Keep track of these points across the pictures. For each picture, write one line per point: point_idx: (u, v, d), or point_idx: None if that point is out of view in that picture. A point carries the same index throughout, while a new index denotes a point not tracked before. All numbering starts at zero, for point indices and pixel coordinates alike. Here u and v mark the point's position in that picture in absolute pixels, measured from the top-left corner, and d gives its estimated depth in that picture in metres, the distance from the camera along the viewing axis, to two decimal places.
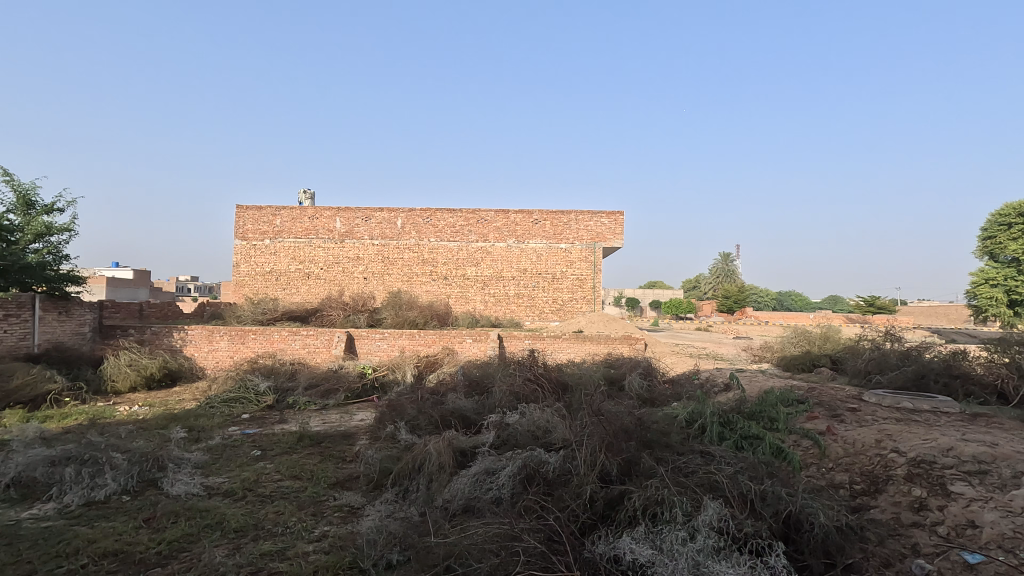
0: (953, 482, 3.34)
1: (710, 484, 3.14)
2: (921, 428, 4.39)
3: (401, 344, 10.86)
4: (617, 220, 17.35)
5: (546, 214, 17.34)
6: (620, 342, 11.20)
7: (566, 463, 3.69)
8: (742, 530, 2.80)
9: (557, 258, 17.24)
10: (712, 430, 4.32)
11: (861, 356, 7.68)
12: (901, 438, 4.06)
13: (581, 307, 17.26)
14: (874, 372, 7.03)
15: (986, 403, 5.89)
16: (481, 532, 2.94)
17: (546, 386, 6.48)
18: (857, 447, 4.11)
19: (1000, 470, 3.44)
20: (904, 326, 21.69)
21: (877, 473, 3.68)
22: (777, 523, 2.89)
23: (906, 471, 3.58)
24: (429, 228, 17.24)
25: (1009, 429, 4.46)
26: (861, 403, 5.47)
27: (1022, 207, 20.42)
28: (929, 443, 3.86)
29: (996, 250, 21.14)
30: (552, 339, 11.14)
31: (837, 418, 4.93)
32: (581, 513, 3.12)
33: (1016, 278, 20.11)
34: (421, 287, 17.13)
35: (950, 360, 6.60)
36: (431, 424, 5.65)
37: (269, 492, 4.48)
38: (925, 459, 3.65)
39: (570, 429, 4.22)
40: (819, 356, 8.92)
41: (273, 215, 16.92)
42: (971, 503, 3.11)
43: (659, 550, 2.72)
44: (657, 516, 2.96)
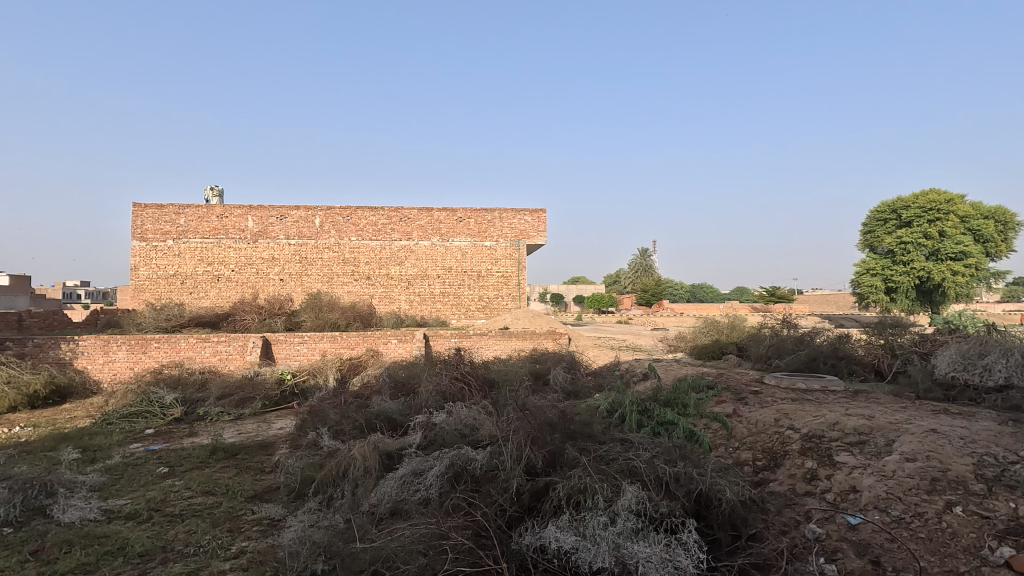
0: (839, 453, 3.72)
1: (629, 470, 3.30)
2: (812, 406, 4.84)
3: (322, 347, 10.48)
4: (540, 217, 17.65)
5: (470, 212, 17.32)
6: (544, 337, 11.42)
7: (493, 459, 3.73)
8: (658, 510, 2.95)
9: (481, 255, 17.29)
10: (632, 418, 4.53)
11: (763, 342, 8.34)
12: (796, 416, 4.46)
13: (506, 304, 17.46)
14: (774, 356, 7.68)
15: (866, 380, 6.63)
16: (409, 533, 2.92)
17: (473, 384, 6.52)
18: (758, 426, 4.47)
19: (876, 439, 3.85)
20: (802, 319, 23.38)
21: (776, 449, 4.02)
22: (689, 501, 3.08)
23: (800, 445, 3.94)
24: (349, 227, 16.72)
25: (883, 402, 5.04)
26: (761, 386, 5.94)
27: (893, 204, 22.93)
28: (819, 419, 4.26)
29: (874, 243, 23.53)
30: (478, 336, 11.16)
31: (741, 401, 5.32)
32: (508, 507, 3.18)
33: (890, 267, 22.49)
34: (342, 287, 16.59)
35: (836, 343, 7.31)
36: (355, 429, 5.51)
37: (179, 510, 4.20)
38: (816, 434, 4.03)
39: (496, 425, 4.25)
40: (727, 344, 9.58)
41: (177, 214, 15.75)
42: (853, 470, 3.47)
43: (582, 536, 2.83)
44: (581, 504, 3.06)
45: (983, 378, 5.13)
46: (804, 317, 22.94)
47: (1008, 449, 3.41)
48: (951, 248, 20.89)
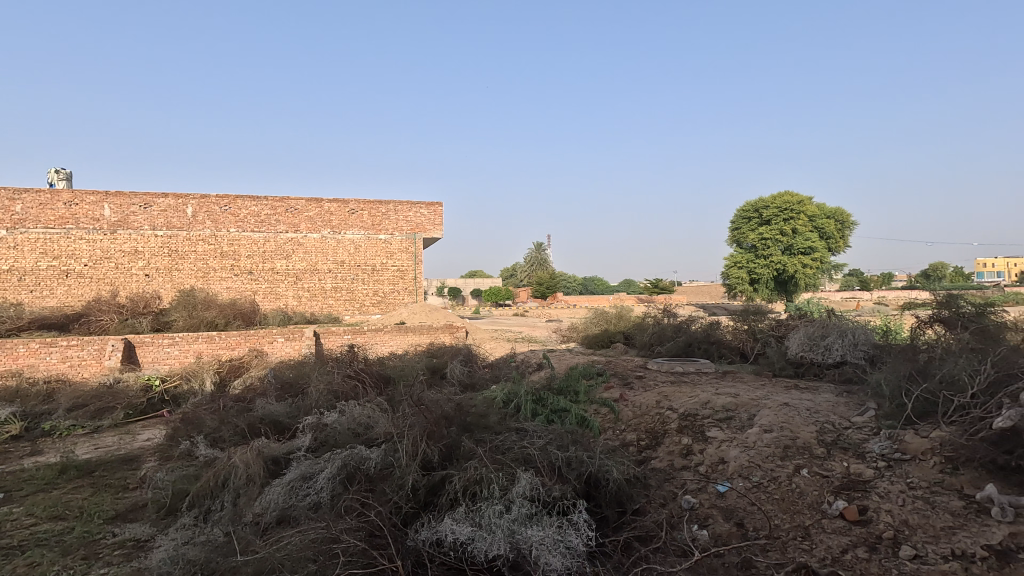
0: (710, 429, 4.09)
1: (524, 457, 3.38)
2: (688, 387, 5.27)
3: (197, 348, 9.60)
4: (437, 211, 17.43)
5: (362, 204, 16.69)
6: (441, 331, 11.34)
7: (389, 457, 3.65)
8: (551, 495, 3.06)
9: (376, 248, 16.76)
10: (527, 408, 4.65)
11: (646, 330, 8.94)
12: (674, 397, 4.84)
13: (402, 299, 17.09)
14: (656, 343, 8.26)
15: (733, 362, 7.37)
16: (297, 540, 2.78)
17: (367, 381, 6.32)
18: (642, 409, 4.78)
19: (740, 414, 4.29)
20: (681, 308, 25.36)
21: (657, 429, 4.34)
22: (580, 484, 3.23)
23: (677, 424, 4.28)
24: (228, 218, 15.41)
25: (747, 381, 5.63)
26: (645, 371, 6.38)
27: (755, 204, 25.62)
28: (694, 399, 4.66)
29: (740, 239, 26.13)
30: (372, 332, 10.82)
31: (627, 386, 5.67)
32: (403, 504, 3.13)
33: (752, 260, 25.10)
34: (220, 283, 15.30)
35: (709, 329, 8.03)
36: (236, 435, 5.11)
37: (17, 542, 3.64)
38: (691, 413, 4.40)
39: (391, 422, 4.15)
40: (615, 333, 10.14)
41: (10, 200, 13.56)
42: (721, 443, 3.83)
43: (477, 526, 2.86)
44: (477, 494, 3.10)
45: (824, 356, 5.91)
46: (683, 307, 24.88)
47: (843, 416, 3.96)
48: (802, 244, 23.75)
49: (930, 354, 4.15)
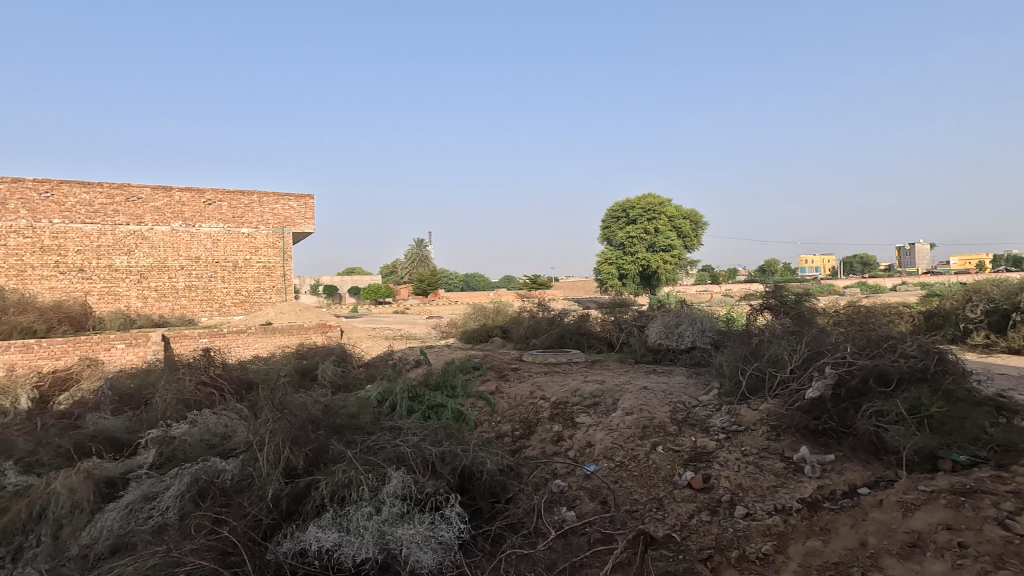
0: (579, 415, 4.31)
1: (396, 456, 3.30)
2: (560, 376, 5.51)
3: (8, 360, 8.14)
4: (307, 204, 16.39)
5: (221, 194, 15.18)
6: (313, 331, 10.72)
7: (247, 468, 3.36)
8: (423, 491, 3.01)
9: (237, 243, 15.37)
10: (402, 406, 4.56)
11: (522, 323, 9.19)
12: (546, 387, 5.03)
13: (269, 298, 15.88)
14: (531, 337, 8.54)
15: (601, 351, 7.84)
16: (133, 569, 2.46)
17: (225, 387, 5.78)
18: (517, 400, 4.91)
19: (606, 399, 4.56)
20: (556, 302, 26.43)
21: (530, 418, 4.48)
22: (453, 477, 3.23)
23: (549, 412, 4.45)
24: (49, 206, 13.22)
25: (612, 368, 6.02)
26: (520, 363, 6.56)
27: (622, 205, 27.46)
28: (564, 387, 4.88)
29: (610, 237, 27.80)
30: (233, 335, 9.93)
31: (503, 378, 5.78)
32: (263, 516, 2.91)
33: (621, 257, 26.89)
34: (41, 283, 13.23)
35: (579, 321, 8.47)
36: (58, 457, 4.39)
37: None
38: (562, 401, 4.60)
39: (252, 429, 3.83)
40: (493, 327, 10.30)
41: None
42: (588, 427, 4.05)
43: (345, 531, 2.74)
44: (346, 498, 2.97)
45: (677, 342, 6.50)
46: (558, 301, 25.93)
47: (691, 396, 4.38)
48: (663, 242, 25.93)
49: (761, 337, 4.73)
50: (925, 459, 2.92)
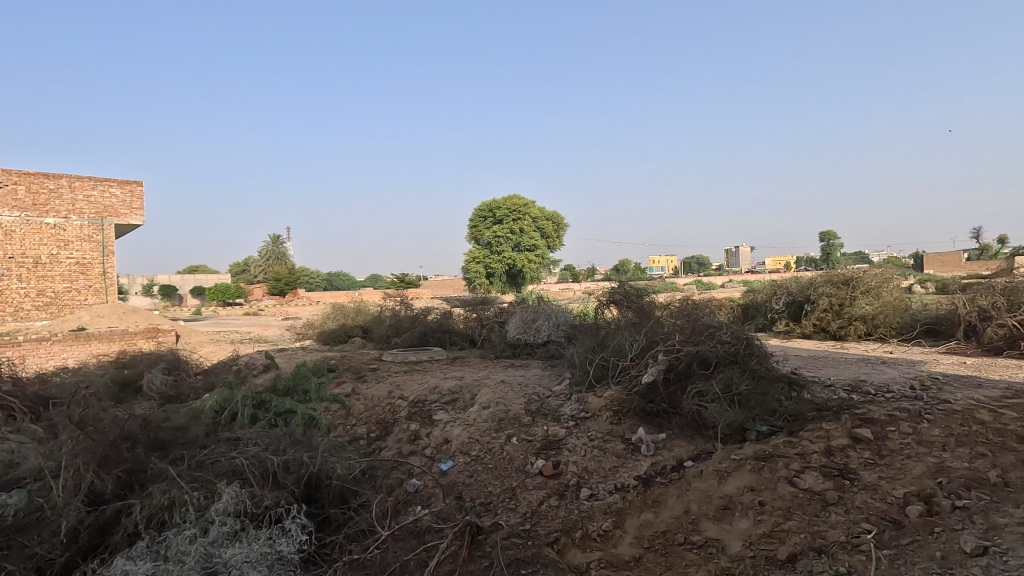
0: (437, 412, 4.27)
1: (230, 470, 2.99)
2: (420, 375, 5.43)
3: None
4: (134, 192, 14.33)
5: (17, 176, 12.71)
6: (140, 337, 9.41)
7: (37, 499, 2.83)
8: (261, 505, 2.76)
9: (39, 236, 12.99)
10: (244, 414, 4.16)
11: (384, 323, 8.92)
12: (405, 386, 4.92)
13: (83, 300, 13.64)
14: (393, 336, 8.33)
15: (463, 348, 7.90)
16: None
17: (14, 406, 4.81)
18: (374, 400, 4.73)
19: (465, 395, 4.58)
20: (423, 300, 26.74)
21: (387, 418, 4.34)
22: (298, 487, 3.01)
23: (407, 412, 4.35)
24: None
25: (473, 364, 6.08)
26: (379, 363, 6.35)
27: (490, 205, 27.94)
28: (423, 385, 4.82)
29: (478, 236, 28.09)
30: (31, 343, 8.36)
31: (360, 379, 5.54)
32: (55, 554, 2.45)
33: (488, 256, 27.31)
34: None
35: (443, 319, 8.43)
36: None
37: None
38: (420, 399, 4.53)
39: (46, 453, 3.23)
40: (353, 327, 9.87)
41: None
42: (446, 424, 4.03)
43: (162, 559, 2.41)
44: (165, 522, 2.62)
45: (535, 337, 6.77)
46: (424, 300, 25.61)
47: (545, 387, 4.58)
48: (528, 242, 26.86)
49: (608, 330, 5.09)
50: (736, 431, 3.33)
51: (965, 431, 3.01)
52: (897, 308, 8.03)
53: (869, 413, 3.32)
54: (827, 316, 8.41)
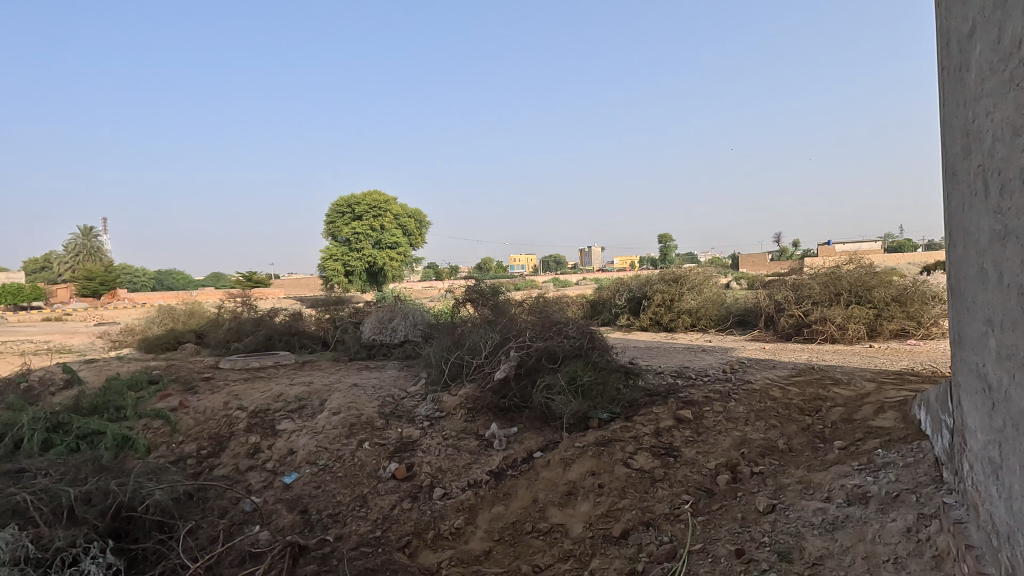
0: (281, 422, 3.96)
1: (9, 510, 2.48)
2: (262, 382, 4.99)
3: None
4: None
5: None
6: None
7: None
8: (50, 548, 2.33)
9: None
10: (33, 441, 3.48)
11: (222, 326, 8.06)
12: (244, 396, 4.49)
13: None
14: (232, 340, 7.57)
15: (314, 351, 7.44)
16: None
17: None
18: (206, 413, 4.24)
19: (313, 401, 4.31)
20: (267, 300, 23.85)
21: (223, 433, 3.93)
22: (103, 521, 2.59)
23: (245, 424, 3.97)
24: None
25: (324, 368, 5.75)
26: (214, 371, 5.73)
27: (348, 200, 26.63)
28: (265, 394, 4.44)
29: (335, 232, 26.55)
30: None
31: (190, 390, 4.92)
32: None
33: (347, 253, 25.99)
34: None
35: (291, 320, 7.86)
36: None
37: None
38: (262, 409, 4.17)
39: None
40: (184, 333, 8.77)
41: None
42: (291, 434, 3.74)
43: None
44: None
45: (391, 337, 6.60)
46: (265, 299, 24.03)
47: (400, 388, 4.48)
48: (389, 240, 26.16)
49: (463, 328, 5.14)
50: (580, 420, 3.56)
51: (761, 407, 3.54)
52: (715, 303, 9.21)
53: (690, 396, 3.75)
54: (661, 311, 9.36)
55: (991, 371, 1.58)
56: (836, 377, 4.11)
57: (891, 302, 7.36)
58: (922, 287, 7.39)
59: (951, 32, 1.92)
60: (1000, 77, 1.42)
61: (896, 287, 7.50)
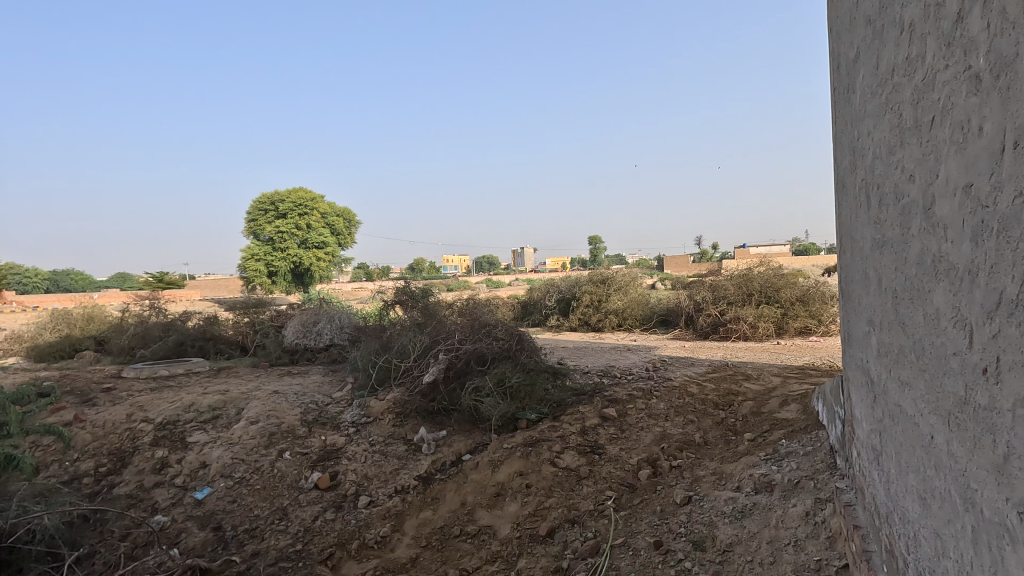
0: (192, 433, 3.71)
1: None
2: (171, 392, 4.66)
3: None
4: None
5: None
6: None
7: None
8: None
9: None
10: None
11: (126, 332, 7.44)
12: (151, 407, 4.17)
13: None
14: (139, 347, 7.02)
15: (231, 356, 7.04)
16: None
17: None
18: (106, 427, 3.90)
19: (229, 410, 4.07)
20: (177, 304, 22.98)
21: (125, 448, 3.63)
22: None
23: (152, 437, 3.69)
24: None
25: (241, 375, 5.45)
26: (117, 381, 5.28)
27: (272, 197, 25.37)
28: (175, 404, 4.14)
29: (258, 231, 25.22)
30: None
31: (87, 403, 4.51)
32: None
33: (271, 253, 24.77)
34: None
35: (206, 325, 7.39)
36: None
37: None
38: (171, 420, 3.89)
39: None
40: (81, 339, 8.03)
41: None
42: (203, 446, 3.52)
43: None
44: None
45: (316, 341, 6.36)
46: (174, 302, 23.00)
47: (325, 394, 4.33)
48: (317, 240, 25.21)
49: (391, 331, 5.04)
50: (509, 421, 3.58)
51: (679, 403, 3.72)
52: (640, 303, 9.57)
53: (615, 394, 3.88)
54: (589, 311, 9.61)
55: (872, 366, 1.74)
56: (746, 373, 4.40)
57: (796, 302, 7.95)
58: (822, 288, 8.04)
59: (841, 56, 2.10)
60: (878, 100, 1.57)
61: (801, 288, 8.11)
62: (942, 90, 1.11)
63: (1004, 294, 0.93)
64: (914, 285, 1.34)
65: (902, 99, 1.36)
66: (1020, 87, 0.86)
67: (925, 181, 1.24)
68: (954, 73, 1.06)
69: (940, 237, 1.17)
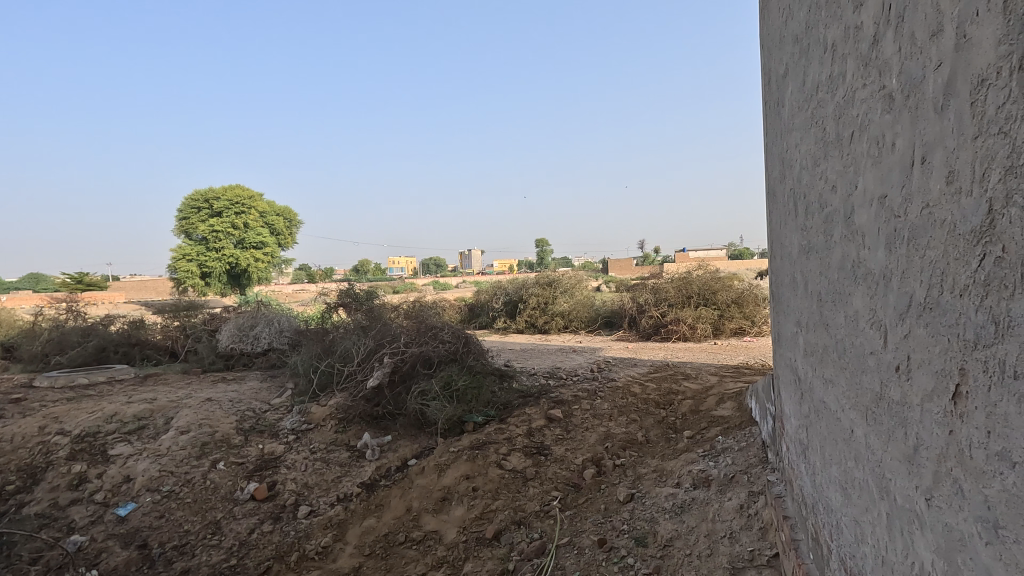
0: (114, 446, 3.46)
1: None
2: (90, 401, 4.34)
3: None
4: None
5: None
6: None
7: None
8: None
9: None
10: None
11: (38, 337, 6.87)
12: (67, 418, 3.87)
13: None
14: (53, 353, 6.49)
15: (159, 362, 6.65)
16: None
17: None
18: (14, 442, 3.58)
19: (156, 420, 3.82)
20: (94, 308, 21.25)
21: (37, 464, 3.34)
22: None
23: (68, 451, 3.41)
24: None
25: (170, 382, 5.15)
26: (27, 391, 4.87)
27: (205, 194, 24.06)
28: (94, 415, 3.85)
29: (190, 229, 23.86)
30: None
31: None
32: None
33: (204, 253, 23.52)
34: None
35: (130, 330, 6.93)
36: None
37: None
38: (90, 432, 3.61)
39: None
40: None
41: None
42: (127, 459, 3.29)
43: None
44: None
45: (253, 345, 6.09)
46: (93, 305, 21.28)
47: (262, 401, 4.16)
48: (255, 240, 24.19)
49: (334, 334, 4.90)
50: (455, 424, 3.55)
51: (623, 403, 3.81)
52: (585, 305, 9.74)
53: (560, 395, 3.93)
54: (536, 313, 9.69)
55: (800, 365, 1.85)
56: (685, 372, 4.56)
57: (732, 303, 8.33)
58: (756, 290, 8.46)
59: (772, 71, 2.21)
60: (804, 114, 1.66)
61: (736, 290, 8.49)
62: (861, 107, 1.19)
63: (913, 297, 1.01)
64: (836, 288, 1.43)
65: (825, 114, 1.45)
66: (925, 106, 0.94)
67: (845, 192, 1.33)
68: (870, 92, 1.14)
69: (858, 244, 1.25)
